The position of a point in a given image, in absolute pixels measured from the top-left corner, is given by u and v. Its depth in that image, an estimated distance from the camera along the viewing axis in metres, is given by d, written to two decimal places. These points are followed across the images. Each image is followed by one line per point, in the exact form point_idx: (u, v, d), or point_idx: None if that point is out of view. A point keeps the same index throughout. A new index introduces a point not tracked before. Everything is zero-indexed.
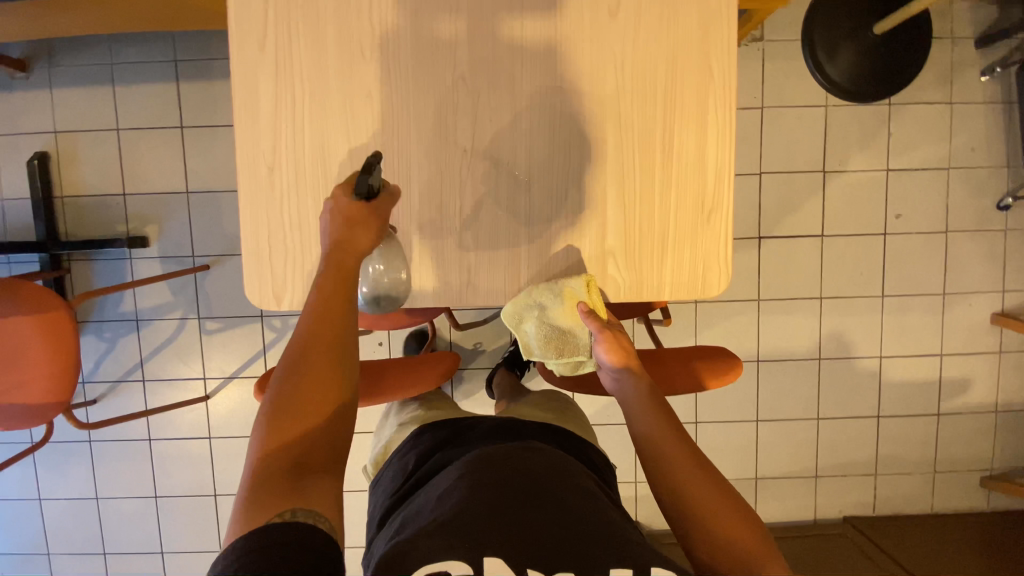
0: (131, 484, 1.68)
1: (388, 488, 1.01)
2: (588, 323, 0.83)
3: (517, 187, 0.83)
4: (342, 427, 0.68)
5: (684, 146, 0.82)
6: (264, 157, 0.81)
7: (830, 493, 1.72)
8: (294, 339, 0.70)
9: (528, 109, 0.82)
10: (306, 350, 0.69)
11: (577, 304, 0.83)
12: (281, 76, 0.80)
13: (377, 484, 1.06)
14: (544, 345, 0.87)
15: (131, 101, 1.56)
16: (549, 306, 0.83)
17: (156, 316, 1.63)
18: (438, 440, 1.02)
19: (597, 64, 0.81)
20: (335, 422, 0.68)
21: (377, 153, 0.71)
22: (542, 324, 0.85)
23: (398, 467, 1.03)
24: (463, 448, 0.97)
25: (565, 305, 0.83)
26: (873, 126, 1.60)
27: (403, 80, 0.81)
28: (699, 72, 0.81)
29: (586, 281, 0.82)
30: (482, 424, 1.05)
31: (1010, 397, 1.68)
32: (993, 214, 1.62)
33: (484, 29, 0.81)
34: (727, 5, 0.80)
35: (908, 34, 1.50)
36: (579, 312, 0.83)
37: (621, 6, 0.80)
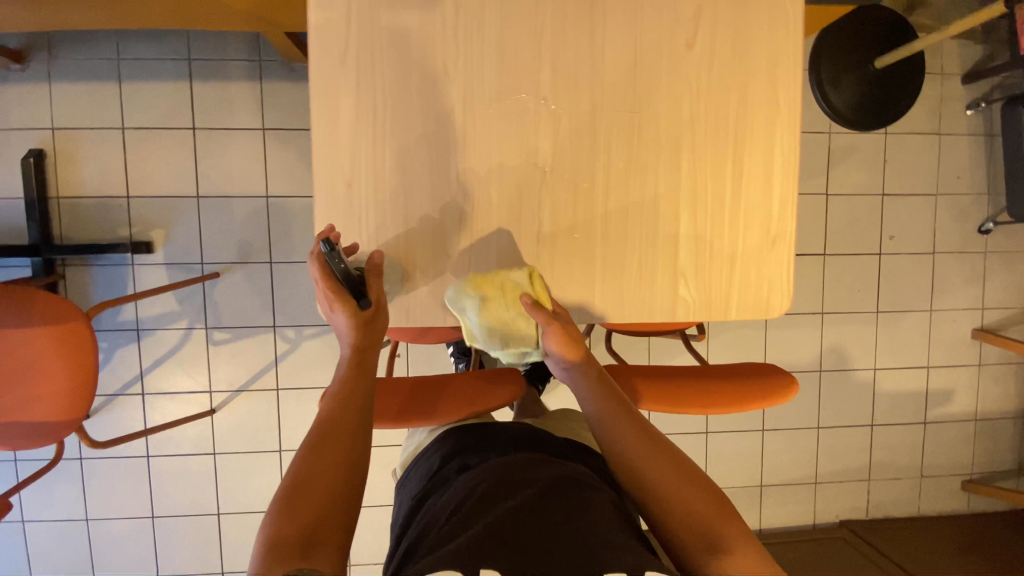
0: (127, 503, 1.59)
1: (415, 490, 0.93)
2: (534, 315, 0.81)
3: (593, 209, 0.84)
4: (351, 497, 0.71)
5: (753, 174, 0.86)
6: (343, 173, 0.80)
7: (828, 499, 1.80)
8: (319, 420, 0.76)
9: (606, 133, 0.83)
10: (331, 428, 0.75)
11: (520, 296, 0.81)
12: (363, 90, 0.79)
13: (405, 484, 0.99)
14: (488, 335, 0.85)
15: (139, 100, 1.49)
16: (494, 300, 0.81)
17: (159, 326, 1.55)
18: (462, 443, 0.94)
19: (674, 93, 0.84)
20: (346, 491, 0.71)
21: (327, 239, 0.73)
22: (486, 313, 0.82)
23: (425, 468, 0.96)
24: (481, 453, 0.90)
25: (507, 296, 0.81)
26: (870, 153, 1.71)
27: (485, 99, 0.81)
28: (768, 104, 0.85)
29: (529, 272, 0.81)
30: (505, 429, 0.97)
31: (988, 406, 1.81)
32: (975, 237, 1.75)
33: (566, 52, 0.82)
34: (795, 41, 0.85)
35: (906, 69, 1.62)
36: (523, 304, 0.81)
37: (698, 38, 0.83)
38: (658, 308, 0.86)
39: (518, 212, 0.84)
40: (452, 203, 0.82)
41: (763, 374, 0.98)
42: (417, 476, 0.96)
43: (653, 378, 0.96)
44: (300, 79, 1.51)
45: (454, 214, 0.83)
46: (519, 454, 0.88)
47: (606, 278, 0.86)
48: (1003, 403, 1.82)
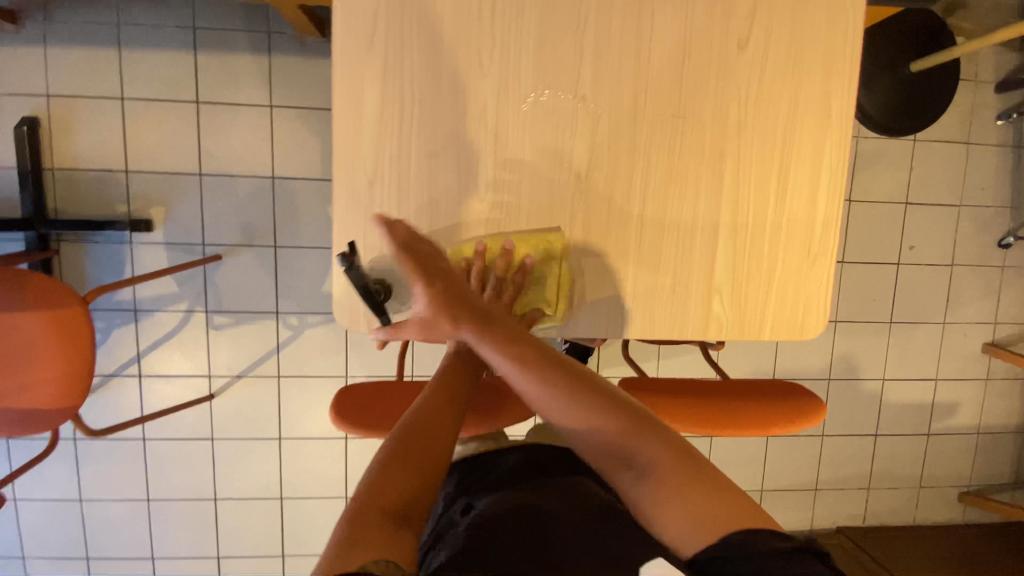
0: (122, 485, 1.56)
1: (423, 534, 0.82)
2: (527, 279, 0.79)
3: (628, 218, 0.80)
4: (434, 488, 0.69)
5: (798, 189, 0.81)
6: (365, 169, 0.74)
7: (826, 505, 1.81)
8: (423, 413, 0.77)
9: (648, 138, 0.78)
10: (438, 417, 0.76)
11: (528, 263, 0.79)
12: (389, 79, 0.73)
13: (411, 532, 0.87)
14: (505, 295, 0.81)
15: (140, 69, 1.42)
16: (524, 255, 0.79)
17: (157, 307, 1.50)
18: (466, 484, 0.85)
19: (721, 97, 0.79)
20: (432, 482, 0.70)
21: (352, 244, 0.73)
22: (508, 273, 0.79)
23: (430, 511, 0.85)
24: (481, 493, 0.80)
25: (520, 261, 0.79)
26: (896, 159, 1.66)
27: (519, 96, 0.75)
28: (818, 115, 0.80)
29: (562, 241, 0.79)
30: (506, 459, 0.87)
31: (991, 420, 1.81)
32: (994, 251, 1.73)
33: (609, 47, 0.76)
34: (854, 46, 0.79)
35: (941, 73, 1.57)
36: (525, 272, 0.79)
37: (750, 39, 0.78)
38: (689, 323, 0.83)
39: (550, 219, 0.79)
40: (479, 207, 0.77)
41: (791, 397, 0.95)
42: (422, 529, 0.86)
43: (678, 397, 0.93)
44: (312, 55, 1.43)
45: (482, 217, 0.77)
46: (513, 492, 0.77)
47: (638, 292, 0.82)
48: (1006, 418, 1.82)
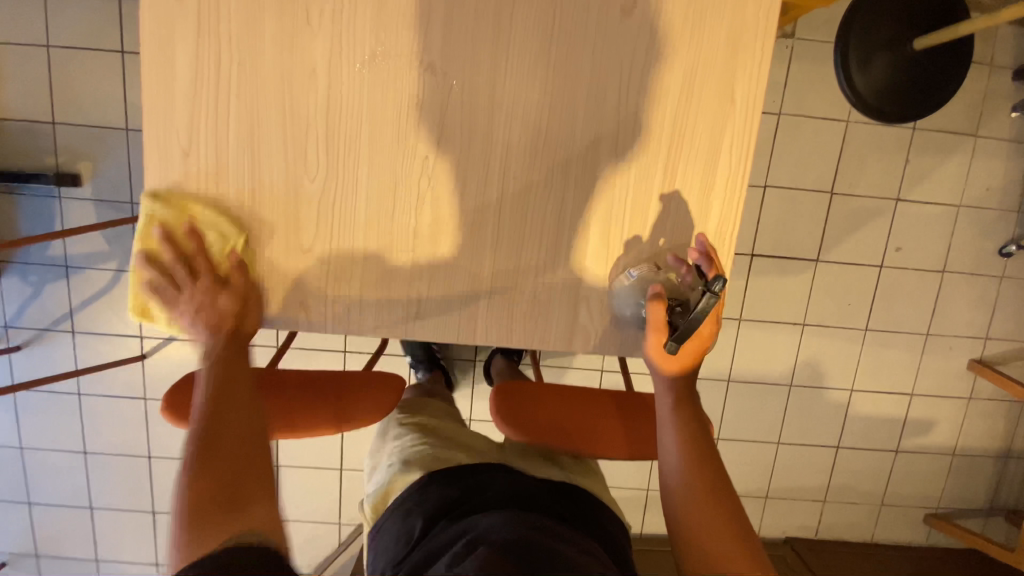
0: (60, 436, 1.59)
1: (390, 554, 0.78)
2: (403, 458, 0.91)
3: (485, 211, 0.70)
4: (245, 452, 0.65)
5: (687, 188, 0.70)
6: (179, 137, 0.66)
7: (777, 515, 1.72)
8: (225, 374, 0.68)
9: (508, 116, 0.67)
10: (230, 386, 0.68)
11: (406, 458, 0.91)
12: (203, 37, 0.64)
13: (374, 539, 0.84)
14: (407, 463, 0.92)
15: (64, 15, 1.34)
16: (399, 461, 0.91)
17: (88, 265, 1.47)
18: (444, 501, 0.81)
19: (599, 73, 0.67)
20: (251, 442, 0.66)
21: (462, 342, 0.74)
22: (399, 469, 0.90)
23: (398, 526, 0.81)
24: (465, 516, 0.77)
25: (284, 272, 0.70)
26: (891, 150, 1.48)
27: (356, 61, 0.65)
28: (720, 98, 0.67)
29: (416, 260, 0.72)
30: (493, 482, 0.84)
31: (970, 442, 1.68)
32: (993, 259, 1.55)
33: (464, 7, 0.64)
34: (768, 17, 0.66)
35: (948, 54, 1.36)
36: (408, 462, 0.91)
37: (637, 4, 0.65)
38: (554, 331, 0.74)
39: (393, 206, 0.69)
40: (310, 188, 0.68)
41: None
42: (389, 541, 0.80)
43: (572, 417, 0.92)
44: None
45: (314, 198, 0.69)
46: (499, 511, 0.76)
47: (498, 295, 0.73)
48: (987, 442, 1.68)
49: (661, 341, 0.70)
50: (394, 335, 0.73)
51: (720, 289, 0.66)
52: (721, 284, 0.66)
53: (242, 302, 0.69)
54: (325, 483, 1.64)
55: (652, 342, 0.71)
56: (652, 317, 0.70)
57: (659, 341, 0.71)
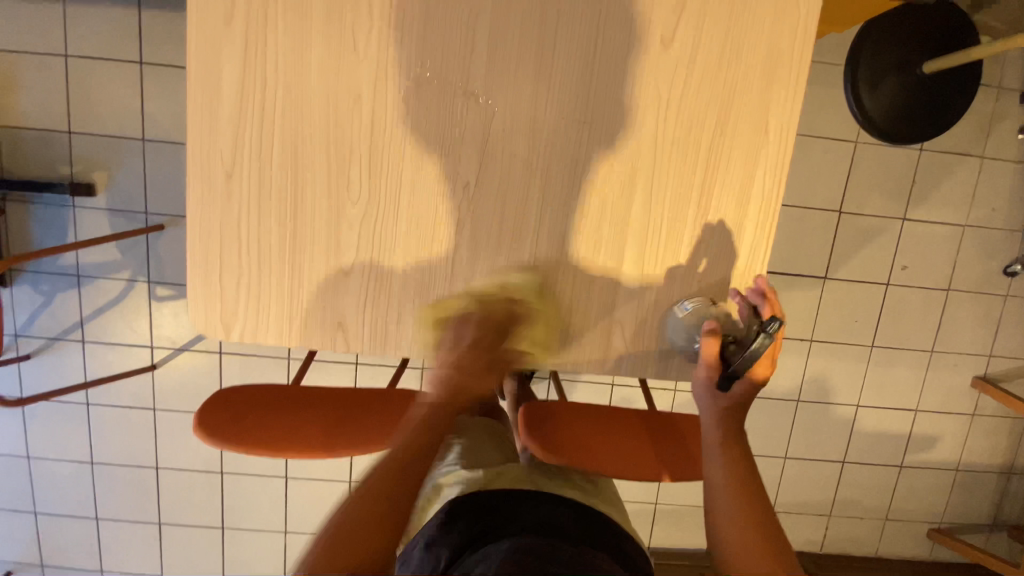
0: (68, 446, 1.57)
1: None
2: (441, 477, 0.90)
3: (522, 234, 0.71)
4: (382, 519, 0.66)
5: (721, 214, 0.71)
6: (222, 159, 0.67)
7: (783, 529, 1.73)
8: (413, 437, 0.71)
9: (547, 142, 0.69)
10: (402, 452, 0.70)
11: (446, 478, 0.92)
12: (250, 62, 0.65)
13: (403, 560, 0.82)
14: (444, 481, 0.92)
15: (84, 25, 1.34)
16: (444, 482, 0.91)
17: (101, 274, 1.47)
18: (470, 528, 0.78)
19: (637, 103, 0.68)
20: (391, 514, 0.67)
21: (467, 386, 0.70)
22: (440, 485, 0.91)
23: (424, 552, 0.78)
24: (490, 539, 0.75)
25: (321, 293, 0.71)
26: (898, 170, 1.51)
27: (401, 88, 0.66)
28: (754, 128, 0.69)
29: (449, 277, 0.72)
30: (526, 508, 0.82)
31: (973, 458, 1.70)
32: (998, 278, 1.58)
33: (507, 38, 0.66)
34: (803, 51, 0.67)
35: (957, 78, 1.40)
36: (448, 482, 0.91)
37: (675, 35, 0.67)
38: (585, 354, 0.75)
39: (432, 229, 0.70)
40: (351, 210, 0.69)
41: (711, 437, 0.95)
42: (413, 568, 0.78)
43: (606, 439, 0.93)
44: None
45: (354, 220, 0.70)
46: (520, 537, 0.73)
47: None
48: (990, 457, 1.70)
49: (714, 380, 0.72)
50: (430, 355, 0.74)
51: (775, 329, 0.68)
52: (778, 325, 0.68)
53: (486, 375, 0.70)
54: (333, 496, 1.63)
55: (703, 379, 0.73)
56: (705, 355, 0.71)
57: (711, 380, 0.73)
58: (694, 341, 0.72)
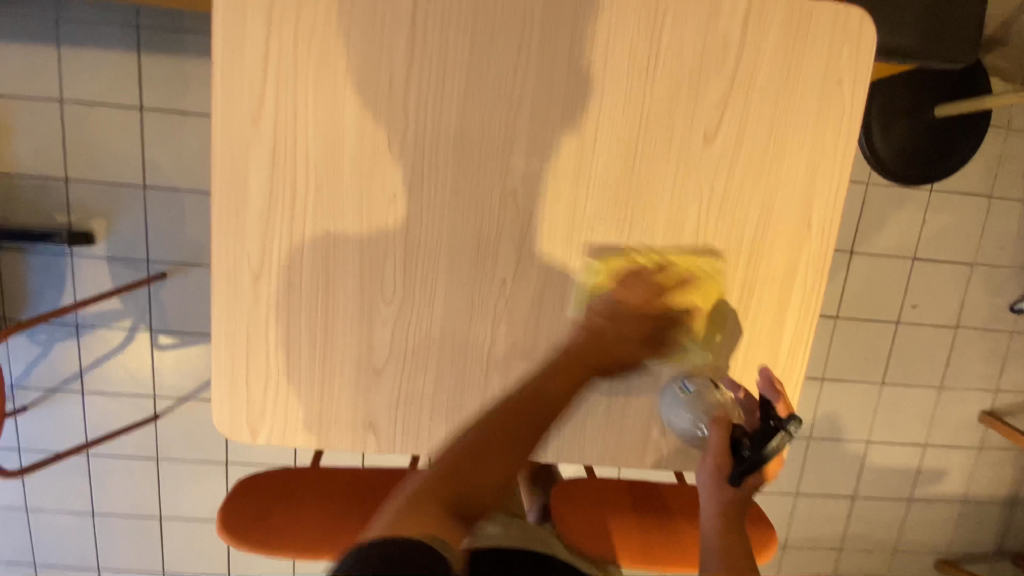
0: (68, 498, 1.53)
1: None
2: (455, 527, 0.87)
3: (560, 328, 0.69)
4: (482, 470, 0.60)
5: (763, 308, 0.70)
6: (249, 262, 0.64)
7: (793, 563, 1.74)
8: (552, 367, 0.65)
9: (586, 239, 0.67)
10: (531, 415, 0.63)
11: None
12: (279, 162, 0.63)
13: None
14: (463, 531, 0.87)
15: (80, 69, 1.29)
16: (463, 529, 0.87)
17: (100, 323, 1.42)
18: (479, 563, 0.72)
19: (678, 197, 0.67)
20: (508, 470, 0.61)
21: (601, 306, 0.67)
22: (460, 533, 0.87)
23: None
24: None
25: (354, 395, 0.68)
26: (908, 210, 1.51)
27: (437, 187, 0.65)
28: (798, 222, 0.68)
29: (485, 375, 0.70)
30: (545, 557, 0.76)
31: (980, 491, 1.72)
32: (1004, 314, 1.59)
33: (546, 135, 0.64)
34: (847, 144, 0.66)
35: (967, 122, 1.40)
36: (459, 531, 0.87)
37: (718, 131, 0.65)
38: (622, 448, 0.73)
39: (467, 327, 0.68)
40: (384, 309, 0.67)
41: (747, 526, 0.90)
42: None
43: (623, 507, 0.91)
44: None
45: (388, 320, 0.67)
46: None
47: (568, 413, 0.72)
48: (996, 489, 1.72)
49: (723, 471, 0.66)
50: None
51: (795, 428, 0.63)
52: (798, 424, 0.63)
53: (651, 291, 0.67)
54: None
55: (711, 469, 0.67)
56: (712, 444, 0.66)
57: (720, 472, 0.66)
58: (698, 427, 0.67)
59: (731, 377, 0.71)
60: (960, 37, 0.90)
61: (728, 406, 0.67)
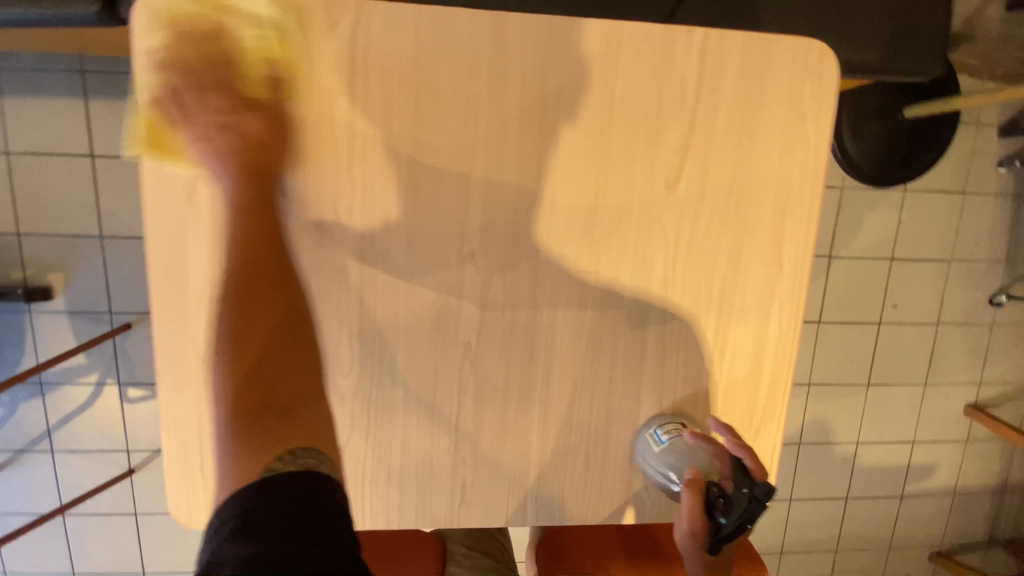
0: (45, 560, 1.47)
1: None
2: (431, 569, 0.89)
3: (530, 386, 0.67)
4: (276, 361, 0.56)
5: (737, 351, 0.68)
6: (196, 344, 0.61)
7: (791, 567, 1.73)
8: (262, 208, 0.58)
9: (551, 294, 0.65)
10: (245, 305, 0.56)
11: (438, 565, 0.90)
12: (219, 239, 0.59)
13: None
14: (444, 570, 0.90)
15: (24, 119, 1.23)
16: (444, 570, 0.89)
17: (65, 380, 1.37)
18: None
19: (643, 247, 0.64)
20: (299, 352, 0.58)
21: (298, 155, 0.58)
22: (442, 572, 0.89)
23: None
24: None
25: None
26: (884, 210, 1.50)
27: (391, 254, 0.62)
28: (768, 263, 0.66)
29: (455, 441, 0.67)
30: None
31: (969, 483, 1.73)
32: (984, 308, 1.60)
33: (501, 192, 0.62)
34: (812, 181, 0.65)
35: (937, 121, 1.40)
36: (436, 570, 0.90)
37: (681, 176, 0.63)
38: (603, 505, 0.71)
39: (433, 394, 0.66)
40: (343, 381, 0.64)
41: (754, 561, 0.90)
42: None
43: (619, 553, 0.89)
44: None
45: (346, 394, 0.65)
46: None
47: (545, 475, 0.69)
48: (985, 479, 1.73)
49: (695, 538, 0.61)
50: (438, 524, 0.68)
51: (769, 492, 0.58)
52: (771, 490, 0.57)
53: (267, 128, 0.57)
54: None
55: (686, 534, 0.61)
56: (684, 507, 0.60)
57: (698, 537, 0.61)
58: (670, 480, 0.64)
59: (695, 431, 0.65)
60: (926, 49, 0.88)
61: (700, 461, 0.63)
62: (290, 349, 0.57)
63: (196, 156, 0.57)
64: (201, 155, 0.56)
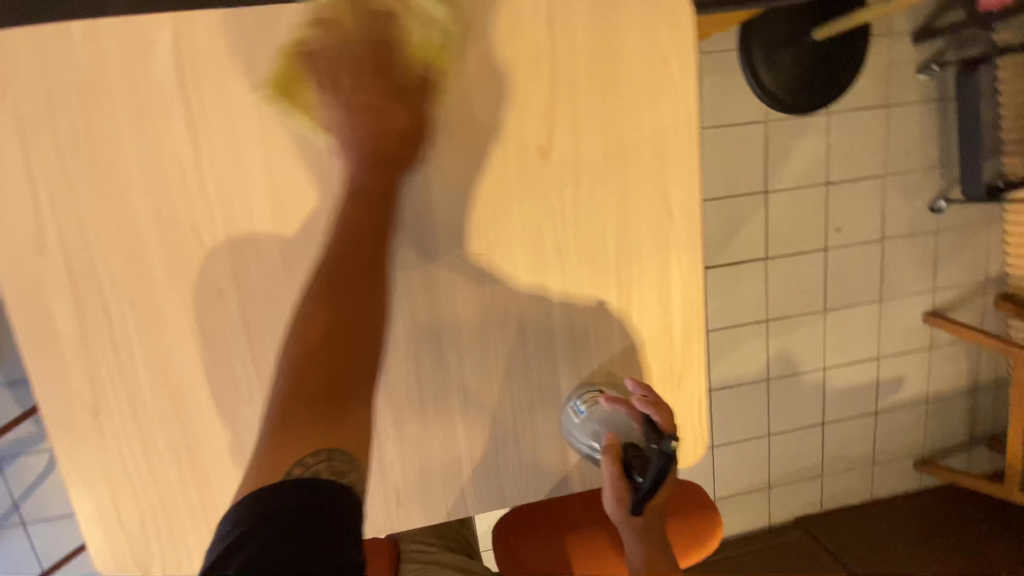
0: None
1: None
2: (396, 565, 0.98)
3: (444, 379, 0.66)
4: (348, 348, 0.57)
5: (645, 306, 0.68)
6: (82, 400, 0.59)
7: (782, 499, 1.77)
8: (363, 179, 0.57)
9: (445, 284, 0.63)
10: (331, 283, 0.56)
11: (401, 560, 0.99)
12: (81, 288, 0.56)
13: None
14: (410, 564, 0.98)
15: None
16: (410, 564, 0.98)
17: (19, 452, 1.33)
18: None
19: (528, 219, 0.63)
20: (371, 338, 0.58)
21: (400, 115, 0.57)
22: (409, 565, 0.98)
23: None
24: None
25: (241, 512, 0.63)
26: (812, 136, 1.50)
27: (268, 272, 0.59)
28: (659, 213, 0.65)
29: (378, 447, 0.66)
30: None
31: (939, 387, 1.77)
32: (926, 216, 1.61)
33: (370, 189, 0.60)
34: (688, 123, 0.63)
35: (848, 39, 1.39)
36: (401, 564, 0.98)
37: (553, 141, 0.61)
38: (542, 483, 0.70)
39: None
40: (246, 410, 0.61)
41: (688, 510, 1.04)
42: None
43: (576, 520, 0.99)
44: None
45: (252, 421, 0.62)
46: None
47: (477, 464, 0.69)
48: (954, 381, 1.77)
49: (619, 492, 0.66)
50: (378, 531, 0.68)
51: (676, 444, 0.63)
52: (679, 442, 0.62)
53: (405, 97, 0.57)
54: None
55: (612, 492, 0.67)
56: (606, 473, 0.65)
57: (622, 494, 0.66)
58: (591, 449, 0.67)
59: (609, 395, 0.67)
60: None
61: (616, 426, 0.66)
62: (354, 347, 0.57)
63: (329, 119, 0.57)
64: (334, 124, 0.57)
